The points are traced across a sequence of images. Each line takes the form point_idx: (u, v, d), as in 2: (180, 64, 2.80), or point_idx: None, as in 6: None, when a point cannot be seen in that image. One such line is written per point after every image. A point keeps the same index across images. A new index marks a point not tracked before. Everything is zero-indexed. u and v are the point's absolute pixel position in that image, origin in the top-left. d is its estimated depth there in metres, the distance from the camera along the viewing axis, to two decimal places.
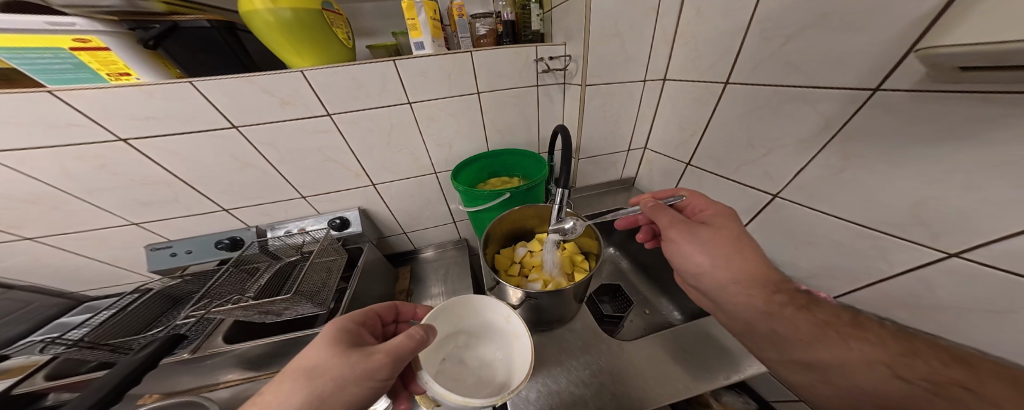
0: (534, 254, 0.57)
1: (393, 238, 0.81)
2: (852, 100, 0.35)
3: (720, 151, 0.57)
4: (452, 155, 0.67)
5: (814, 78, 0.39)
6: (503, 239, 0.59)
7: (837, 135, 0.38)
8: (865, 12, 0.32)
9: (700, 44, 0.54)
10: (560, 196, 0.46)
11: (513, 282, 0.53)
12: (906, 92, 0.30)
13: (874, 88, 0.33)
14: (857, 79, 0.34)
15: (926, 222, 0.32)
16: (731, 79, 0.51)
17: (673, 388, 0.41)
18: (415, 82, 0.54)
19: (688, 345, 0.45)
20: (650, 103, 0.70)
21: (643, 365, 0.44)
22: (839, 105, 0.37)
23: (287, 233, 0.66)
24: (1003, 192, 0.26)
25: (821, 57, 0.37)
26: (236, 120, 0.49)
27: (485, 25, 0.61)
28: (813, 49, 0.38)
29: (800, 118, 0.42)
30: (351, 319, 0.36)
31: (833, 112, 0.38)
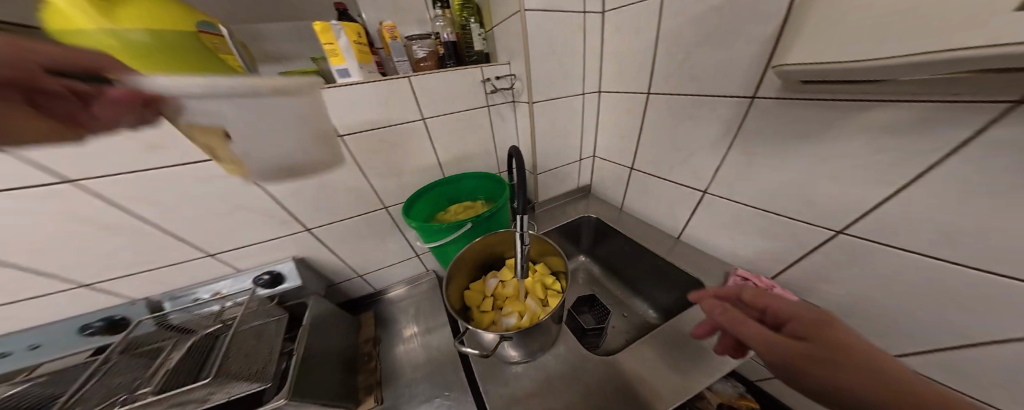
0: (505, 284, 0.54)
1: (344, 284, 0.70)
2: (741, 106, 0.43)
3: (655, 155, 0.63)
4: (402, 185, 0.61)
5: (708, 87, 0.46)
6: (470, 271, 0.56)
7: (737, 135, 0.45)
8: (744, 33, 0.39)
9: (624, 60, 0.60)
10: (519, 221, 0.45)
11: (485, 321, 0.49)
12: (774, 98, 0.38)
13: (752, 95, 0.41)
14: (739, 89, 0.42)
15: (819, 201, 0.39)
16: (651, 89, 0.57)
17: (670, 389, 0.41)
18: (347, 112, 0.48)
19: (670, 341, 0.47)
20: (592, 115, 0.74)
21: (635, 372, 0.44)
22: (732, 109, 0.44)
23: (195, 300, 0.53)
24: (867, 178, 0.33)
25: (715, 72, 0.44)
26: (75, 172, 0.37)
27: (423, 48, 0.58)
28: (707, 63, 0.45)
29: (708, 123, 0.49)
30: None
31: (730, 116, 0.45)
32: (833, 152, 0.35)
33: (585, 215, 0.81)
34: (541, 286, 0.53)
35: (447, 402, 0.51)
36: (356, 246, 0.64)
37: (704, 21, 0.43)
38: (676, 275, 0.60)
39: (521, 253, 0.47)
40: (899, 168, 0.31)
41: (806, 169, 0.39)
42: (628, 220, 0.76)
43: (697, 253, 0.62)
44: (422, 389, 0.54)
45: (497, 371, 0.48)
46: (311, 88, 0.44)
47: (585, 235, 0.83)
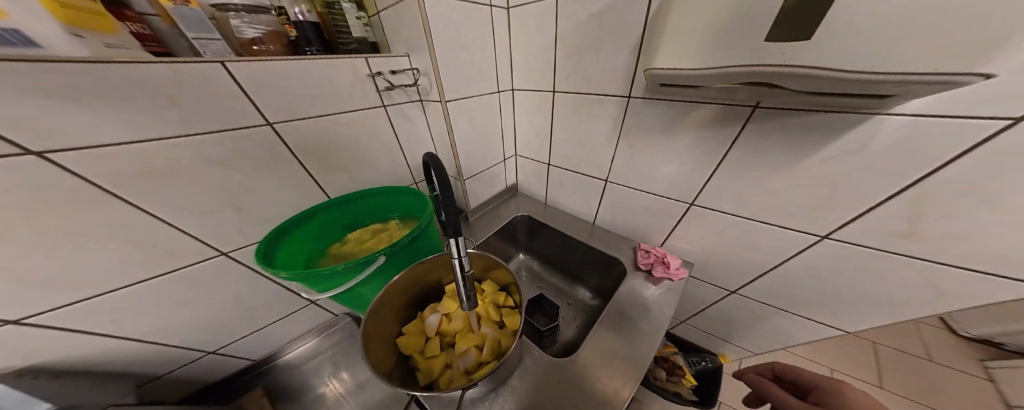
0: (451, 317, 0.49)
1: (179, 372, 0.48)
2: (621, 104, 0.51)
3: (569, 150, 0.66)
4: (256, 217, 0.46)
5: (599, 88, 0.53)
6: (396, 312, 0.48)
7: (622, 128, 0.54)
8: (625, 38, 0.45)
9: (530, 58, 0.60)
10: (454, 246, 0.39)
11: (439, 366, 0.44)
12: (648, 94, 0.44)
13: (627, 94, 0.49)
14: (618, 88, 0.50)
15: (682, 178, 0.51)
16: (557, 88, 0.59)
17: (624, 372, 0.43)
18: (138, 113, 0.31)
19: (614, 317, 0.52)
20: (508, 113, 0.73)
21: (592, 358, 0.46)
22: (617, 107, 0.52)
23: None
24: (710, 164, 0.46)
25: (601, 73, 0.51)
26: None
27: (250, 25, 0.39)
28: (598, 66, 0.51)
29: (602, 120, 0.56)
30: None
31: (615, 112, 0.53)
32: (691, 139, 0.46)
33: (517, 214, 0.80)
34: (489, 306, 0.50)
35: None
36: (204, 307, 0.45)
37: (593, 24, 0.47)
38: (598, 257, 0.67)
39: (462, 280, 0.41)
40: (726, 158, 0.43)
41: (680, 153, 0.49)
42: (554, 214, 0.79)
43: (610, 235, 0.71)
44: None
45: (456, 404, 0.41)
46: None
47: (521, 233, 0.83)
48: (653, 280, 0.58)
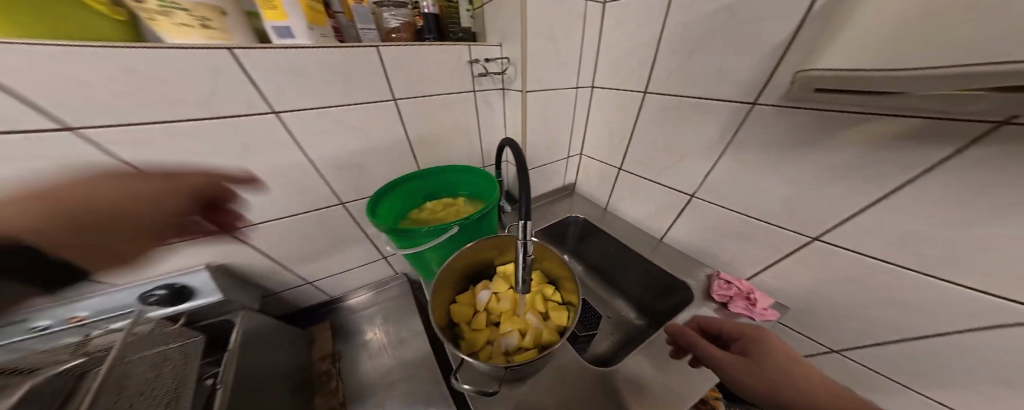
0: (500, 298, 0.48)
1: (288, 293, 0.58)
2: (739, 111, 0.42)
3: (647, 156, 0.60)
4: (365, 177, 0.52)
5: (708, 89, 0.45)
6: (456, 280, 0.48)
7: (733, 141, 0.45)
8: (751, 33, 0.37)
9: (622, 56, 0.56)
10: (519, 229, 0.36)
11: (478, 339, 0.43)
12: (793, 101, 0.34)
13: (753, 101, 0.40)
14: (739, 93, 0.41)
15: (803, 205, 0.41)
16: (649, 88, 0.54)
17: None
18: (291, 81, 0.38)
19: (666, 343, 0.45)
20: (583, 110, 0.70)
21: (633, 384, 0.40)
22: (730, 113, 0.43)
23: (49, 326, 0.37)
24: (854, 189, 0.35)
25: (713, 74, 0.43)
26: None
27: (397, 17, 0.47)
28: (711, 66, 0.43)
29: (703, 126, 0.48)
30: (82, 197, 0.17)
31: (726, 120, 0.44)
32: (831, 157, 0.35)
33: (572, 214, 0.76)
34: (540, 299, 0.48)
35: None
36: (307, 247, 0.53)
37: (712, 18, 0.41)
38: (663, 277, 0.59)
39: (524, 265, 0.39)
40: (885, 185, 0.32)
41: (808, 172, 0.39)
42: (613, 220, 0.74)
43: (679, 255, 0.62)
44: None
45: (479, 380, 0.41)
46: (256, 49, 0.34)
47: (572, 233, 0.79)
48: (728, 315, 0.49)
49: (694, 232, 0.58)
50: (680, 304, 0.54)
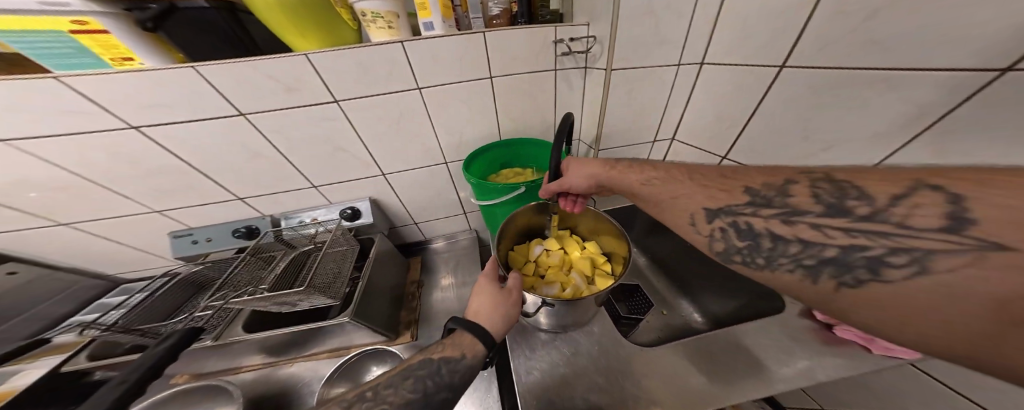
0: (550, 253, 0.54)
1: (403, 228, 0.80)
2: (956, 86, 0.26)
3: (762, 142, 0.46)
4: (463, 143, 0.64)
5: (906, 58, 0.28)
6: (517, 235, 0.56)
7: (928, 128, 0.29)
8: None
9: (749, 22, 0.41)
10: None
11: (528, 282, 0.51)
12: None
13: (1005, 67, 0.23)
14: (972, 57, 0.25)
15: None
16: (789, 62, 0.38)
17: (700, 401, 0.38)
18: (424, 66, 0.51)
19: (711, 353, 0.42)
20: (684, 87, 0.55)
21: (664, 369, 0.42)
22: (937, 92, 0.27)
23: (300, 222, 0.66)
24: None
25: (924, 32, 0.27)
26: (242, 106, 0.48)
27: (498, 5, 0.54)
28: (918, 19, 0.27)
29: (879, 110, 0.32)
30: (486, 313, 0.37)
31: (927, 101, 0.28)
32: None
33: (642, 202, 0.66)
34: (588, 265, 0.51)
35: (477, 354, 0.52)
36: (418, 196, 0.72)
37: None
38: (748, 283, 0.51)
39: None
40: None
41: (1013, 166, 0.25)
42: None
43: None
44: None
45: (519, 331, 0.50)
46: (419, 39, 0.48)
47: (638, 223, 0.70)
48: (830, 338, 0.40)
49: None
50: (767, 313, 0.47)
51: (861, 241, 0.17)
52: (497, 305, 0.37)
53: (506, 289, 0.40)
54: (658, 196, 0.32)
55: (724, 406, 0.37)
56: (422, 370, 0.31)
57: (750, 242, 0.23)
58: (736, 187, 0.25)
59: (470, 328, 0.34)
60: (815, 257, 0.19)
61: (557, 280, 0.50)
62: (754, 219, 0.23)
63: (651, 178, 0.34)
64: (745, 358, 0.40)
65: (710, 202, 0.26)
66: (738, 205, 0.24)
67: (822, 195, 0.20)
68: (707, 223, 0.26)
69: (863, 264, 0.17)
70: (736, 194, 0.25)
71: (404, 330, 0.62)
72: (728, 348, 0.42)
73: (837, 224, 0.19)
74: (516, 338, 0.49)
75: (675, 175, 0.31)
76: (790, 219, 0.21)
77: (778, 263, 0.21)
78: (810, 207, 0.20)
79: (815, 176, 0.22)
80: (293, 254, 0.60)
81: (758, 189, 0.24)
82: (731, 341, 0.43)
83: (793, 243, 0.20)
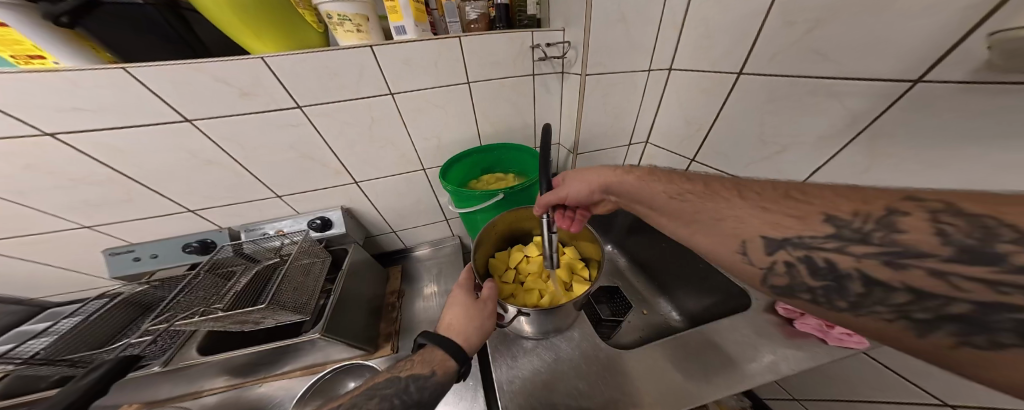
0: (530, 260, 0.53)
1: (380, 237, 0.76)
2: (886, 95, 0.28)
3: (727, 145, 0.48)
4: (440, 149, 0.63)
5: (844, 67, 0.31)
6: (500, 240, 0.56)
7: (864, 133, 0.31)
8: None
9: (711, 31, 0.43)
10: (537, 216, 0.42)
11: (508, 290, 0.50)
12: (958, 84, 0.24)
13: (915, 80, 0.26)
14: (893, 68, 0.27)
15: None
16: (745, 70, 0.41)
17: (675, 396, 0.39)
18: (397, 70, 0.49)
19: (691, 352, 0.43)
20: (654, 95, 0.58)
21: (643, 366, 0.43)
22: (869, 99, 0.30)
23: (262, 235, 0.61)
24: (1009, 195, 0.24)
25: (857, 45, 0.29)
26: (186, 111, 0.43)
27: (475, 10, 0.53)
28: (852, 34, 0.29)
29: (818, 115, 0.34)
30: (461, 326, 0.36)
31: (862, 108, 0.30)
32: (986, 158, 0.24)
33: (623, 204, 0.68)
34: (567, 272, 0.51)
35: None
36: (394, 203, 0.69)
37: None
38: (719, 281, 0.53)
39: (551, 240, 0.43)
40: None
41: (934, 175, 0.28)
42: None
43: None
44: None
45: (502, 341, 0.50)
46: (389, 44, 0.46)
47: (618, 225, 0.72)
48: (792, 332, 0.43)
49: None
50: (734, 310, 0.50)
51: (1020, 300, 0.12)
52: (471, 316, 0.36)
53: (483, 299, 0.39)
54: (692, 213, 0.26)
55: (707, 403, 0.38)
56: (388, 389, 0.29)
57: (830, 283, 0.18)
58: (812, 212, 0.19)
59: (441, 343, 0.33)
60: (932, 312, 0.14)
61: (536, 288, 0.50)
62: (838, 256, 0.17)
63: (683, 191, 0.27)
64: (718, 355, 0.42)
65: (771, 229, 0.20)
66: (815, 238, 0.18)
67: (950, 233, 0.14)
68: (766, 255, 0.20)
69: (1015, 328, 0.12)
70: (814, 223, 0.18)
71: (383, 343, 0.59)
72: (702, 344, 0.44)
73: (978, 274, 0.13)
74: (498, 346, 0.49)
75: (716, 191, 0.25)
76: (906, 261, 0.15)
77: (870, 310, 0.16)
78: (935, 248, 0.14)
79: (928, 202, 0.15)
80: (255, 268, 0.55)
81: (847, 218, 0.17)
82: (703, 339, 0.44)
83: (898, 291, 0.15)
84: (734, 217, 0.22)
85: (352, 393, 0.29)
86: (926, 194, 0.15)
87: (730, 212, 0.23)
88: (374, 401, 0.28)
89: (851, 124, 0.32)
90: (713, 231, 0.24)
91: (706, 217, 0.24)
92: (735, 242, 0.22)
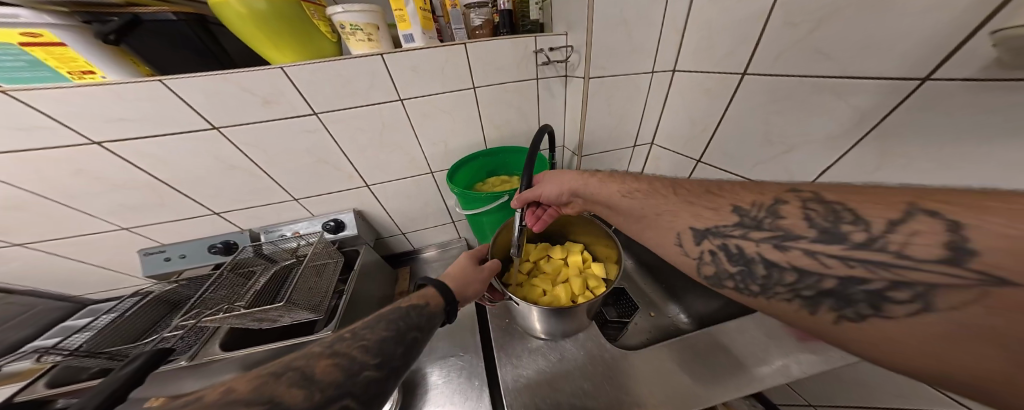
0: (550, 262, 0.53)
1: (390, 239, 0.78)
2: (894, 93, 0.28)
3: (734, 144, 0.47)
4: (447, 152, 0.64)
5: (848, 67, 0.30)
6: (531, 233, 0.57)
7: (874, 131, 0.30)
8: None
9: (713, 32, 0.44)
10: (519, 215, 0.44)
11: (517, 280, 0.52)
12: (964, 82, 0.23)
13: (924, 78, 0.26)
14: (898, 66, 0.27)
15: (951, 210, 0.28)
16: (749, 70, 0.41)
17: (682, 398, 0.38)
18: (405, 77, 0.51)
19: (697, 353, 0.43)
20: (657, 95, 0.58)
21: (649, 369, 0.43)
22: (877, 97, 0.29)
23: (280, 236, 0.64)
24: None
25: (859, 44, 0.29)
26: (216, 120, 0.47)
27: (479, 16, 0.55)
28: (852, 33, 0.29)
29: (824, 114, 0.34)
30: (460, 280, 0.41)
31: (869, 106, 0.30)
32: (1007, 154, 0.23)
33: None
34: (579, 284, 0.49)
35: (460, 363, 0.50)
36: (404, 205, 0.71)
37: None
38: None
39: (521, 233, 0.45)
40: None
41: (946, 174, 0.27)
42: None
43: None
44: (439, 346, 0.53)
45: (507, 341, 0.50)
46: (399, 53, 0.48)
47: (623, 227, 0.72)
48: (803, 334, 0.41)
49: None
50: (742, 312, 0.49)
51: (860, 272, 0.16)
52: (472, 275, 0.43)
53: (478, 268, 0.45)
54: (640, 210, 0.30)
55: (718, 404, 0.37)
56: (394, 315, 0.30)
57: (743, 267, 0.22)
58: (724, 205, 0.24)
59: (440, 286, 0.37)
60: (814, 288, 0.18)
61: (542, 286, 0.50)
62: (745, 242, 0.22)
63: (633, 189, 0.32)
64: (726, 358, 0.41)
65: (698, 221, 0.25)
66: (727, 227, 0.23)
67: (816, 220, 0.19)
68: (696, 244, 0.25)
69: (864, 298, 0.16)
70: (726, 214, 0.24)
71: None
72: (709, 346, 0.43)
73: (839, 254, 0.17)
74: (503, 347, 0.50)
75: (657, 189, 0.30)
76: (794, 245, 0.19)
77: (774, 292, 0.20)
78: (809, 231, 0.19)
79: (803, 193, 0.21)
80: (273, 269, 0.58)
81: (751, 215, 0.22)
82: (711, 340, 0.44)
83: (789, 271, 0.19)
84: (674, 212, 0.27)
85: (355, 324, 0.28)
86: (802, 188, 0.21)
87: (669, 207, 0.28)
88: (382, 325, 0.28)
89: (859, 122, 0.31)
90: (656, 224, 0.28)
91: (649, 212, 0.29)
92: (670, 233, 0.27)
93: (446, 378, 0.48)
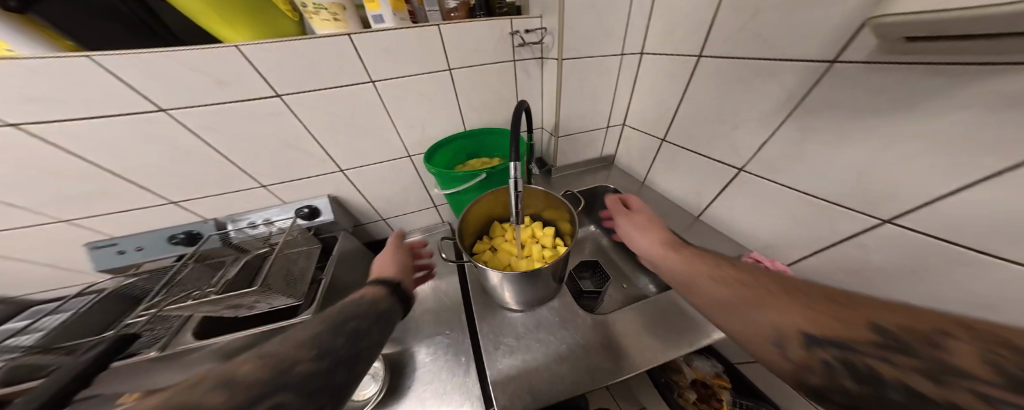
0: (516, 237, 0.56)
1: (370, 225, 0.77)
2: (810, 74, 0.32)
3: (692, 124, 0.50)
4: (425, 136, 0.63)
5: (778, 50, 0.34)
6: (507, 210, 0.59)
7: (798, 108, 0.35)
8: None
9: (675, 16, 0.46)
10: (513, 170, 0.42)
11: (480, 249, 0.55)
12: (860, 64, 0.28)
13: (832, 60, 0.30)
14: (815, 50, 0.31)
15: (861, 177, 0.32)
16: (705, 52, 0.43)
17: (646, 357, 0.45)
18: (377, 59, 0.49)
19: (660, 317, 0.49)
20: (628, 79, 0.60)
21: (620, 333, 0.48)
22: (800, 77, 0.33)
23: (249, 224, 0.62)
24: (911, 165, 0.27)
25: (787, 30, 0.33)
26: (161, 101, 0.43)
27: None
28: (782, 20, 0.33)
29: (763, 95, 0.38)
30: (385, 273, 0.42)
31: (794, 86, 0.34)
32: (902, 126, 0.27)
33: (603, 185, 0.71)
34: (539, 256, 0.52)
35: (447, 340, 0.53)
36: (382, 190, 0.70)
37: None
38: None
39: (517, 202, 0.44)
40: (935, 154, 0.25)
41: (855, 148, 0.31)
42: (648, 195, 0.66)
43: (715, 234, 0.54)
44: (425, 325, 0.55)
45: (492, 320, 0.52)
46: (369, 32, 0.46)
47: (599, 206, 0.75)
48: None
49: (739, 210, 0.48)
50: None
51: None
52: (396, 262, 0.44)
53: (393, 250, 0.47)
54: (729, 315, 0.27)
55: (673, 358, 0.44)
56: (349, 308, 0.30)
57: (852, 390, 0.19)
58: (825, 316, 0.21)
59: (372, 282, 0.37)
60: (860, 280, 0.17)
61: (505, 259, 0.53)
62: (842, 353, 0.19)
63: (724, 281, 0.30)
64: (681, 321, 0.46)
65: (800, 328, 0.22)
66: (828, 340, 0.20)
67: (909, 337, 0.18)
68: (802, 351, 0.21)
69: None
70: (828, 326, 0.21)
71: None
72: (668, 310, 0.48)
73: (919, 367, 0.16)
74: (486, 326, 0.51)
75: (755, 285, 0.27)
76: (889, 361, 0.17)
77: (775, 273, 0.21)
78: (910, 352, 0.17)
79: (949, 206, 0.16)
80: (245, 257, 0.56)
81: (846, 324, 0.20)
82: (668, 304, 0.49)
83: None
84: (756, 311, 0.25)
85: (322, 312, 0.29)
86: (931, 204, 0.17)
87: (760, 309, 0.25)
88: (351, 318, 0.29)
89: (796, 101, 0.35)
90: (744, 323, 0.25)
91: (752, 314, 0.25)
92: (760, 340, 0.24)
93: (435, 356, 0.50)
